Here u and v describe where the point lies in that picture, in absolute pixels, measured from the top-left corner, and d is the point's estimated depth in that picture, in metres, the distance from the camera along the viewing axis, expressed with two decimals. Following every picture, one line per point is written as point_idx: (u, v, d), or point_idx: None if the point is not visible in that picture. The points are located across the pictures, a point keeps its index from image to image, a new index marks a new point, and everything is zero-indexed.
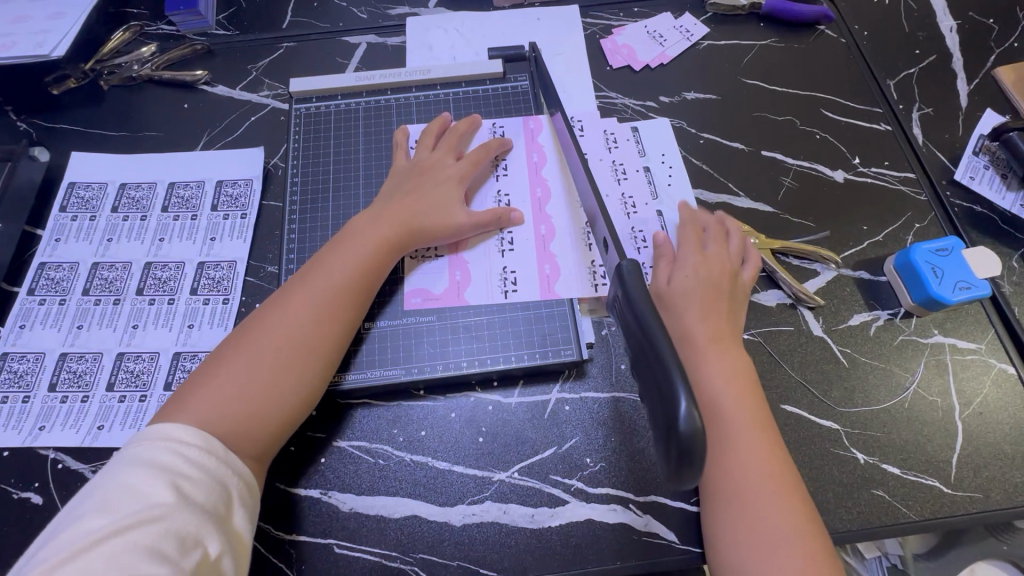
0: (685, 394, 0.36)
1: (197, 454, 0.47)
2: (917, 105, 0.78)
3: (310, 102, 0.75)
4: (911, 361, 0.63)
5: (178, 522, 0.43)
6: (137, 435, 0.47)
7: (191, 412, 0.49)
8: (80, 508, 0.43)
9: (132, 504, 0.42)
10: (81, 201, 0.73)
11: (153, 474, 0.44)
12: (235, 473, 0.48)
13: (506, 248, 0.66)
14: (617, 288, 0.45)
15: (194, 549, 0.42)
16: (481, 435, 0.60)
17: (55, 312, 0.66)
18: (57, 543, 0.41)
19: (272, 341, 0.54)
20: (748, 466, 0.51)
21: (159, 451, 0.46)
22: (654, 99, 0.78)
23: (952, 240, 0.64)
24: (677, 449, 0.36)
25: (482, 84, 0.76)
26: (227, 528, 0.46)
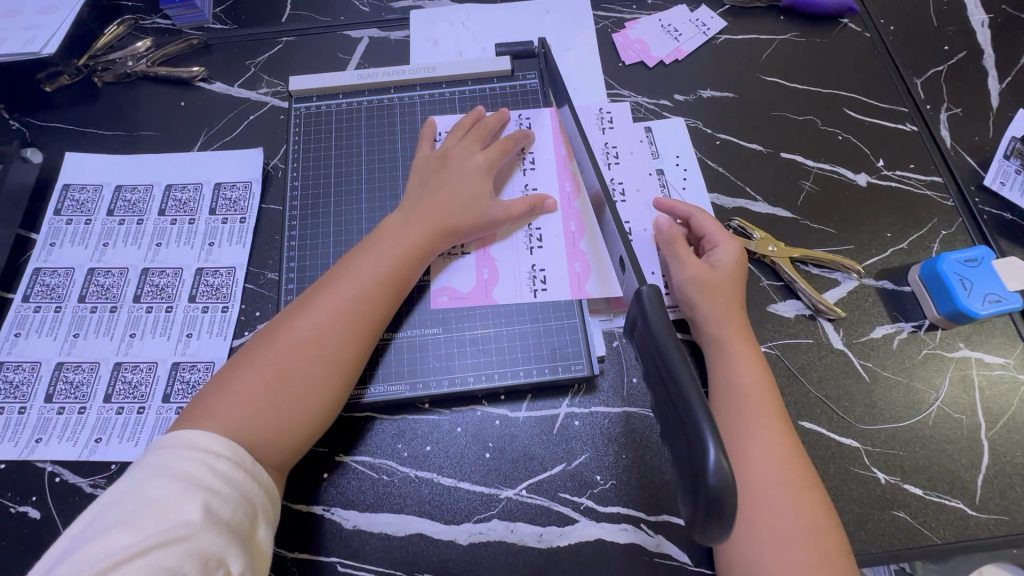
0: (714, 442, 0.33)
1: (222, 466, 0.45)
2: (945, 105, 0.74)
3: (311, 101, 0.72)
4: (935, 376, 0.60)
5: (201, 540, 0.41)
6: (160, 445, 0.45)
7: (216, 419, 0.48)
8: (99, 524, 0.41)
9: (153, 523, 0.41)
10: (77, 203, 0.71)
11: (176, 489, 0.42)
12: (258, 486, 0.47)
13: (534, 245, 0.63)
14: (635, 309, 0.43)
15: (217, 570, 0.41)
16: (488, 451, 0.58)
17: (51, 320, 0.65)
18: (74, 564, 0.39)
19: (301, 349, 0.52)
20: (760, 467, 0.50)
21: (183, 464, 0.44)
22: (669, 97, 0.75)
23: (982, 250, 0.61)
24: (706, 500, 0.33)
25: (490, 82, 0.72)
26: (249, 545, 0.44)
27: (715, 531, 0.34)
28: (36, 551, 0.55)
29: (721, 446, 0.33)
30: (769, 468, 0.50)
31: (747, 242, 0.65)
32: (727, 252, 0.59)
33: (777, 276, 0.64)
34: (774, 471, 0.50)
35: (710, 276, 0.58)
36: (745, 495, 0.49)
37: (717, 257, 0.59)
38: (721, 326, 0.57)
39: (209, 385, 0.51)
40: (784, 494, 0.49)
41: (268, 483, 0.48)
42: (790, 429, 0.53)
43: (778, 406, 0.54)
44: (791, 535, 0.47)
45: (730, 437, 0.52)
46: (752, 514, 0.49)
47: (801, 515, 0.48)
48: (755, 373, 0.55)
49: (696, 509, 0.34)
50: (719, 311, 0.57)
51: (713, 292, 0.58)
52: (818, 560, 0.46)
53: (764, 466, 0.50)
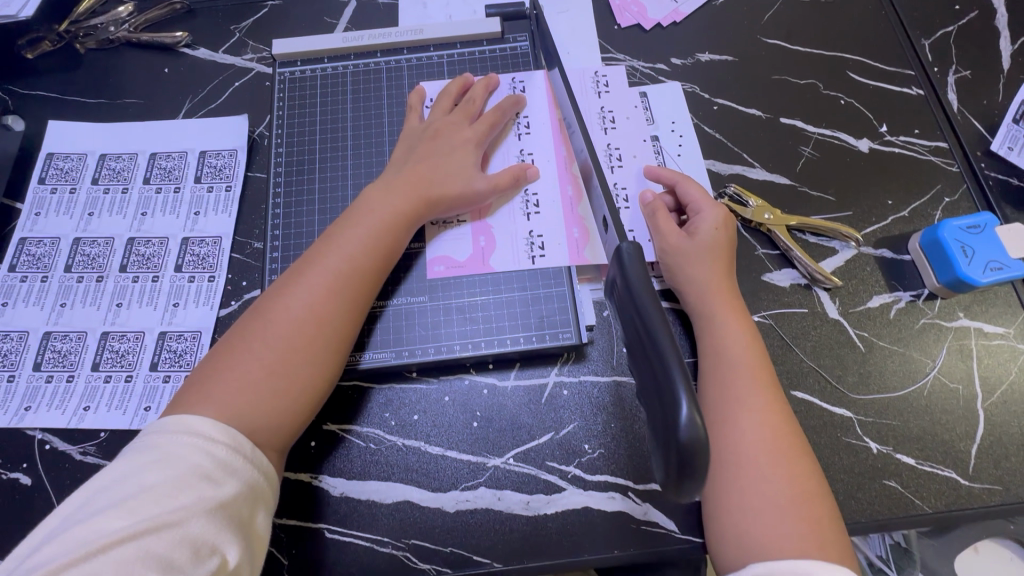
0: (686, 398, 0.33)
1: (222, 453, 0.45)
2: (954, 67, 0.71)
3: (296, 66, 0.70)
4: (932, 346, 0.59)
5: (197, 528, 0.41)
6: (161, 428, 0.45)
7: (211, 404, 0.47)
8: (94, 504, 0.41)
9: (150, 506, 0.41)
10: (61, 172, 0.70)
11: (175, 475, 0.42)
12: (260, 472, 0.47)
13: (531, 211, 0.62)
14: (617, 271, 0.42)
15: (210, 557, 0.41)
16: (475, 420, 0.58)
17: (38, 290, 0.64)
18: (64, 543, 0.39)
19: (292, 328, 0.51)
20: (750, 438, 0.49)
21: (183, 449, 0.44)
22: (665, 61, 0.72)
23: (985, 217, 0.60)
24: (678, 459, 0.34)
25: (479, 45, 0.70)
26: (246, 533, 0.44)
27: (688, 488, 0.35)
28: (28, 516, 0.56)
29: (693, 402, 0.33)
30: (760, 441, 0.49)
31: (743, 209, 0.63)
32: (710, 217, 0.58)
33: (772, 244, 0.63)
34: (765, 443, 0.49)
35: (694, 244, 0.57)
36: (734, 465, 0.49)
37: (698, 224, 0.58)
38: (710, 296, 0.55)
39: (199, 370, 0.50)
40: (774, 464, 0.48)
41: (268, 467, 0.48)
42: (784, 401, 0.52)
43: (770, 377, 0.53)
44: (781, 505, 0.47)
45: (719, 410, 0.51)
46: (742, 486, 0.48)
47: (792, 486, 0.47)
48: (746, 345, 0.53)
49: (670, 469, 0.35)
50: (710, 281, 0.56)
51: (702, 260, 0.56)
52: (810, 530, 0.46)
53: (756, 439, 0.49)
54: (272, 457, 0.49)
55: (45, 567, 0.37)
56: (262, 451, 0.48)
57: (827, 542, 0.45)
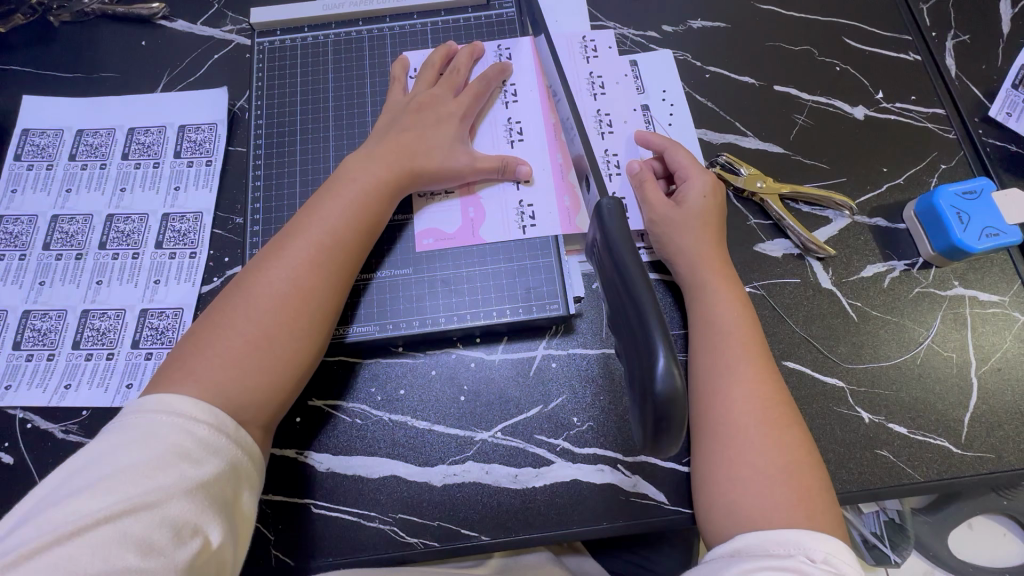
0: (663, 351, 0.35)
1: (204, 432, 0.44)
2: (952, 32, 0.69)
3: (275, 35, 0.68)
4: (926, 315, 0.58)
5: (177, 509, 0.40)
6: (140, 408, 0.44)
7: (194, 383, 0.46)
8: (70, 486, 0.40)
9: (127, 487, 0.40)
10: (37, 148, 0.68)
11: (154, 456, 0.41)
12: (242, 450, 0.46)
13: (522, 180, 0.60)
14: (597, 229, 0.43)
15: (191, 538, 0.40)
16: (463, 394, 0.57)
17: (16, 268, 0.63)
18: (38, 525, 0.38)
19: (274, 303, 0.50)
20: (739, 409, 0.49)
21: (163, 428, 0.43)
22: (656, 28, 0.70)
23: (982, 182, 0.58)
24: (654, 409, 0.35)
25: (464, 12, 0.68)
26: (230, 514, 0.43)
27: (663, 438, 0.37)
28: (10, 494, 0.55)
29: (670, 354, 0.35)
30: (751, 412, 0.48)
31: (735, 178, 0.61)
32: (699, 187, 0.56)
33: (765, 214, 0.62)
34: (756, 415, 0.48)
35: (682, 213, 0.56)
36: (724, 435, 0.48)
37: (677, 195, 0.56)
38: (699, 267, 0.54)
39: (180, 348, 0.49)
40: (764, 436, 0.47)
41: (251, 446, 0.47)
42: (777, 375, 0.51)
43: (762, 351, 0.51)
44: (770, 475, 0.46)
45: (708, 381, 0.50)
46: (729, 458, 0.48)
47: (780, 457, 0.47)
48: (737, 317, 0.52)
49: (648, 423, 0.37)
50: (700, 253, 0.54)
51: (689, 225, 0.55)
52: (799, 500, 0.45)
53: (745, 411, 0.48)
54: (258, 433, 0.49)
55: (18, 550, 0.37)
56: (247, 428, 0.47)
57: (817, 511, 0.45)
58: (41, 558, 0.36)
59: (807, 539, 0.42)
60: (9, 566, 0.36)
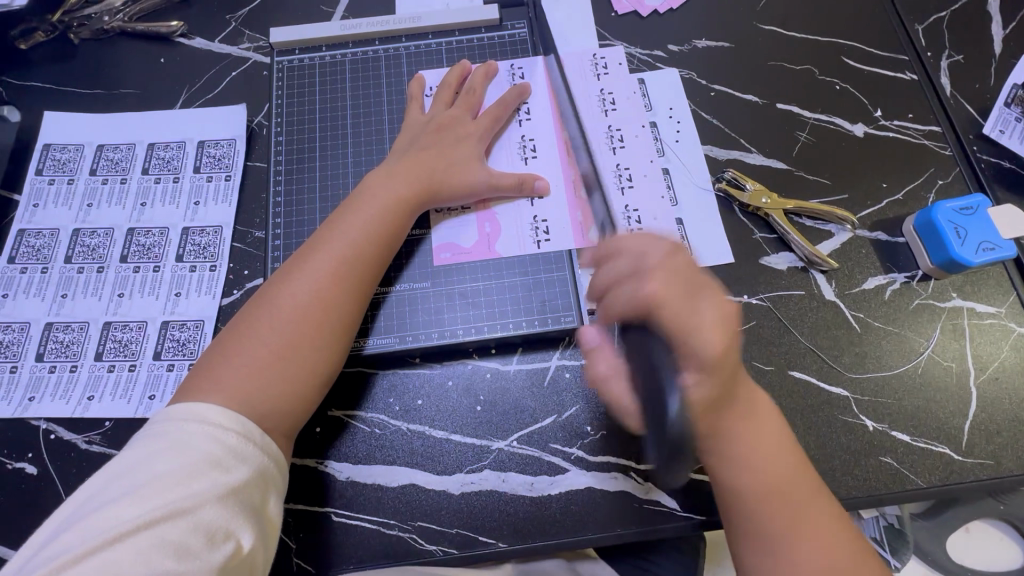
0: None
1: (233, 439, 0.45)
2: (947, 52, 0.72)
3: (294, 54, 0.70)
4: (926, 326, 0.60)
5: (211, 514, 0.42)
6: (171, 416, 0.45)
7: (222, 392, 0.47)
8: (107, 493, 0.41)
9: (162, 495, 0.41)
10: (58, 163, 0.69)
11: (187, 464, 0.43)
12: (269, 456, 0.47)
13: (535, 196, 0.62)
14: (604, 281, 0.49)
15: (225, 542, 0.42)
16: (479, 404, 0.58)
17: (38, 281, 0.64)
18: (80, 532, 0.39)
19: (299, 314, 0.51)
20: (790, 530, 0.47)
21: (195, 436, 0.44)
22: (663, 48, 0.72)
23: (979, 198, 0.61)
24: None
25: (477, 32, 0.70)
26: (260, 518, 0.45)
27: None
28: (35, 504, 0.56)
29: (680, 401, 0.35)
30: (802, 533, 0.46)
31: (740, 194, 0.64)
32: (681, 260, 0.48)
33: (770, 228, 0.64)
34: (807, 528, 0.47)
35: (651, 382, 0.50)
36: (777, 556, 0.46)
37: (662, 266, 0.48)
38: (736, 394, 0.48)
39: (208, 358, 0.50)
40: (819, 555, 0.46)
41: (277, 453, 0.48)
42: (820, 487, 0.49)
43: (804, 468, 0.50)
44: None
45: (750, 506, 0.48)
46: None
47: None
48: (772, 433, 0.50)
49: None
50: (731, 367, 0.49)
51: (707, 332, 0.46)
52: None
53: (799, 533, 0.46)
54: (283, 441, 0.50)
55: (64, 556, 0.38)
56: (273, 436, 0.49)
57: None
58: (85, 563, 0.38)
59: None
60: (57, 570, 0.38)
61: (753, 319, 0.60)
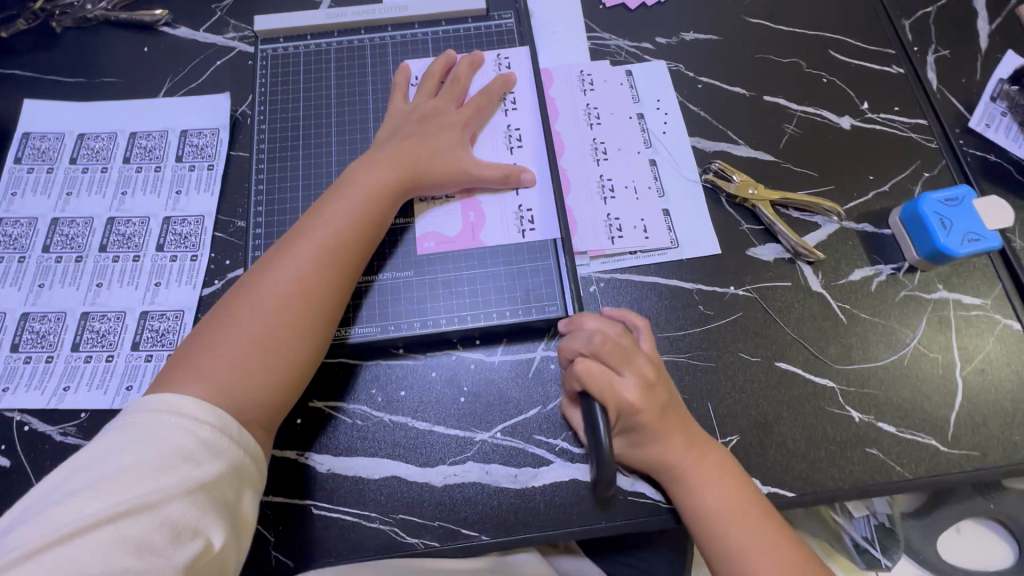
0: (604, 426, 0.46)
1: (206, 432, 0.45)
2: (933, 46, 0.72)
3: (278, 43, 0.69)
4: (912, 318, 0.60)
5: (179, 511, 0.41)
6: (144, 406, 0.44)
7: (200, 383, 0.46)
8: (70, 483, 0.40)
9: (128, 488, 0.40)
10: (38, 151, 0.68)
11: (158, 457, 0.42)
12: (245, 450, 0.46)
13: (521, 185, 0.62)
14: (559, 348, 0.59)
15: (192, 540, 0.41)
16: (463, 395, 0.58)
17: (15, 270, 0.63)
18: (39, 524, 0.38)
19: (280, 304, 0.50)
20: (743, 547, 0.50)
21: (167, 429, 0.43)
22: (651, 40, 0.72)
23: (964, 190, 0.60)
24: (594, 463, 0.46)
25: (464, 22, 0.70)
26: (232, 514, 0.44)
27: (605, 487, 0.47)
28: (7, 496, 0.55)
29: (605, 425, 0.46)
30: (753, 551, 0.49)
31: (727, 185, 0.64)
32: (647, 341, 0.55)
33: (756, 219, 0.63)
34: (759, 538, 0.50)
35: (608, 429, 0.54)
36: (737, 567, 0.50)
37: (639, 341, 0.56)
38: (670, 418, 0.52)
39: (185, 347, 0.49)
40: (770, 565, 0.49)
41: (254, 447, 0.47)
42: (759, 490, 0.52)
43: (751, 487, 0.52)
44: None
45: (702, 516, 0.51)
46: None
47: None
48: (715, 464, 0.52)
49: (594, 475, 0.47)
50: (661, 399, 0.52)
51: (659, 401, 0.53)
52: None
53: (751, 550, 0.49)
54: (260, 432, 0.49)
55: (20, 548, 0.37)
56: (249, 429, 0.48)
57: None
58: (42, 556, 0.37)
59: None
60: (13, 562, 0.36)
61: (740, 309, 0.60)
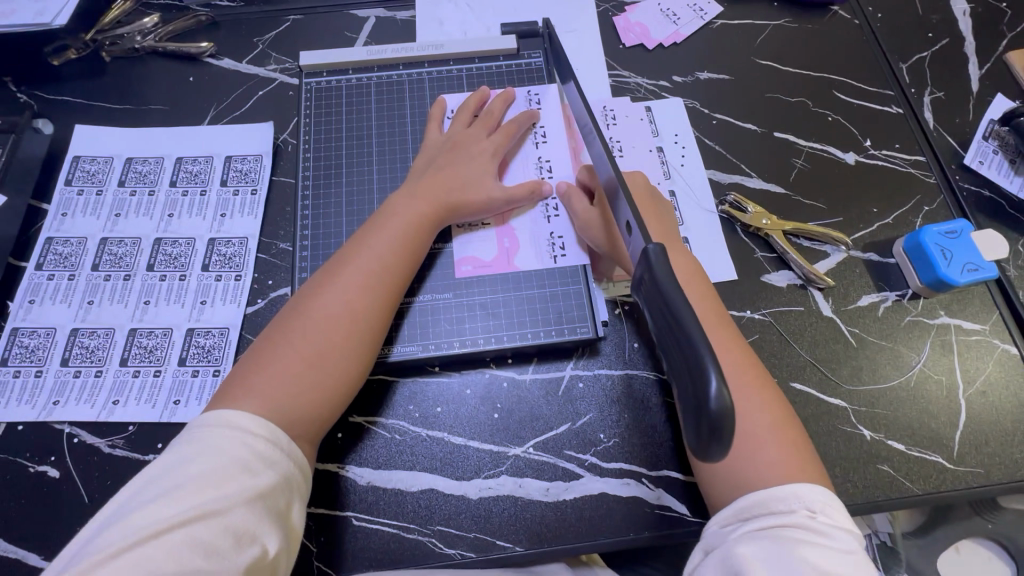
0: (715, 373, 0.36)
1: (263, 446, 0.47)
2: (929, 88, 0.78)
3: (321, 76, 0.73)
4: (917, 342, 0.64)
5: (239, 517, 0.43)
6: (205, 422, 0.47)
7: (255, 399, 0.49)
8: (143, 494, 0.43)
9: (195, 496, 0.43)
10: (87, 174, 0.71)
11: (221, 467, 0.44)
12: (295, 464, 0.49)
13: (552, 214, 0.66)
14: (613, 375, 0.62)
15: (251, 545, 0.43)
16: (496, 411, 0.61)
17: (65, 287, 0.66)
18: (118, 529, 0.41)
19: (330, 325, 0.54)
20: (749, 401, 0.51)
21: (226, 441, 0.46)
22: (668, 78, 0.77)
23: (962, 223, 0.65)
24: (707, 424, 0.36)
25: (496, 60, 0.75)
26: (285, 524, 0.46)
27: (713, 452, 0.37)
28: (57, 507, 0.57)
29: (721, 375, 0.36)
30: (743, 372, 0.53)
31: (742, 215, 0.68)
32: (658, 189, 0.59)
33: (770, 247, 0.68)
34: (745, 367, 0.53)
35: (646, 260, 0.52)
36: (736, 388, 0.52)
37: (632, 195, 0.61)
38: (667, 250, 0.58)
39: (241, 366, 0.52)
40: (770, 425, 0.50)
41: (303, 461, 0.50)
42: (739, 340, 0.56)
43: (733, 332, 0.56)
44: (770, 460, 0.48)
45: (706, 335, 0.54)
46: (741, 438, 0.49)
47: (784, 443, 0.50)
48: (730, 333, 0.55)
49: (700, 434, 0.37)
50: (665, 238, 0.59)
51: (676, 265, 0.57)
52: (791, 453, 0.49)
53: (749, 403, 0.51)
54: (307, 448, 0.52)
55: (102, 551, 0.40)
56: (298, 443, 0.50)
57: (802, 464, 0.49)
58: (118, 560, 0.39)
59: (805, 491, 0.46)
60: (94, 564, 0.39)
61: (757, 333, 0.64)
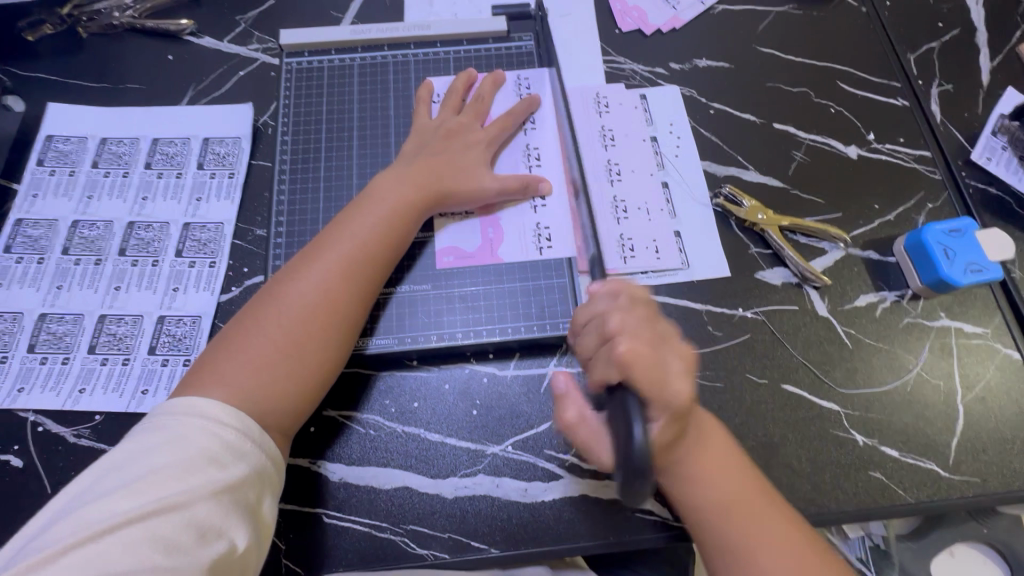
0: None
1: (232, 437, 0.45)
2: (937, 80, 0.75)
3: (303, 56, 0.71)
4: (915, 344, 0.61)
5: (205, 512, 0.41)
6: (172, 410, 0.45)
7: (225, 388, 0.47)
8: (104, 485, 0.41)
9: (158, 488, 0.41)
10: (59, 154, 0.69)
11: (185, 459, 0.42)
12: (267, 455, 0.47)
13: (538, 204, 0.63)
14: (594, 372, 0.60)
15: (217, 541, 0.41)
16: (475, 408, 0.58)
17: (34, 272, 0.64)
18: (72, 522, 0.39)
19: (305, 312, 0.51)
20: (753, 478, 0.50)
21: (194, 431, 0.44)
22: (664, 65, 0.74)
23: (966, 222, 0.62)
24: None
25: (485, 42, 0.72)
26: (254, 517, 0.44)
27: None
28: (18, 498, 0.55)
29: None
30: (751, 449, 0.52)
31: (738, 209, 0.65)
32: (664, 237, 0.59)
33: (765, 243, 0.65)
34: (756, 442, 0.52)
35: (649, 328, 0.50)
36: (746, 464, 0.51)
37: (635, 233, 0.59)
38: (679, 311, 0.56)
39: (212, 352, 0.50)
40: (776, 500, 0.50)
41: (275, 451, 0.47)
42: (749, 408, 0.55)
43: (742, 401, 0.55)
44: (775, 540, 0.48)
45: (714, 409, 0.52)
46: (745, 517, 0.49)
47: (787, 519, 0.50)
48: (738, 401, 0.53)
49: None
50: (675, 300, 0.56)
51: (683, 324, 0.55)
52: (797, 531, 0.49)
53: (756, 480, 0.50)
54: (280, 439, 0.49)
55: (54, 546, 0.38)
56: (270, 435, 0.48)
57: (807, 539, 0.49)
58: (73, 554, 0.38)
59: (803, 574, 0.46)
60: (45, 560, 0.37)
61: (748, 332, 0.61)
